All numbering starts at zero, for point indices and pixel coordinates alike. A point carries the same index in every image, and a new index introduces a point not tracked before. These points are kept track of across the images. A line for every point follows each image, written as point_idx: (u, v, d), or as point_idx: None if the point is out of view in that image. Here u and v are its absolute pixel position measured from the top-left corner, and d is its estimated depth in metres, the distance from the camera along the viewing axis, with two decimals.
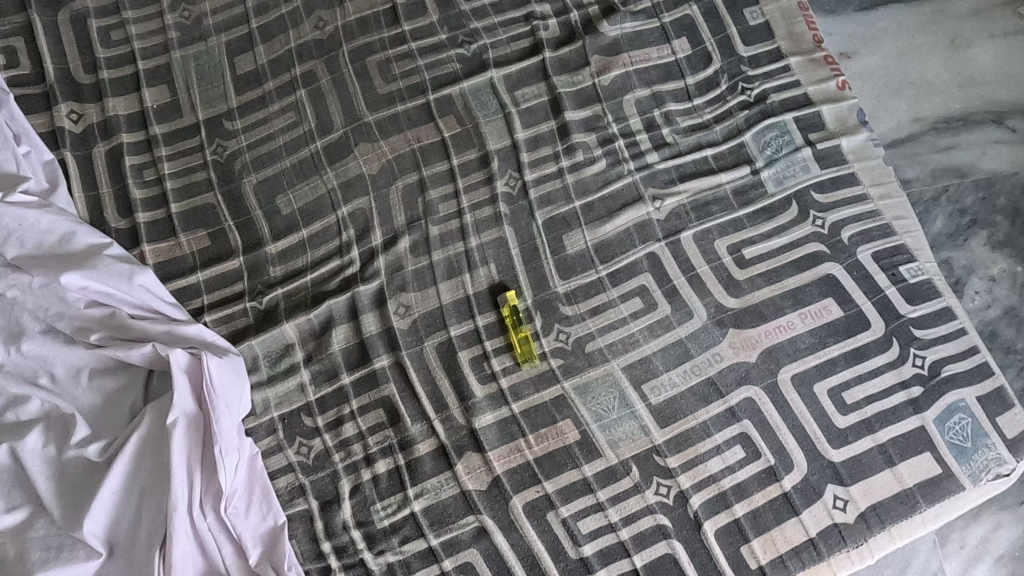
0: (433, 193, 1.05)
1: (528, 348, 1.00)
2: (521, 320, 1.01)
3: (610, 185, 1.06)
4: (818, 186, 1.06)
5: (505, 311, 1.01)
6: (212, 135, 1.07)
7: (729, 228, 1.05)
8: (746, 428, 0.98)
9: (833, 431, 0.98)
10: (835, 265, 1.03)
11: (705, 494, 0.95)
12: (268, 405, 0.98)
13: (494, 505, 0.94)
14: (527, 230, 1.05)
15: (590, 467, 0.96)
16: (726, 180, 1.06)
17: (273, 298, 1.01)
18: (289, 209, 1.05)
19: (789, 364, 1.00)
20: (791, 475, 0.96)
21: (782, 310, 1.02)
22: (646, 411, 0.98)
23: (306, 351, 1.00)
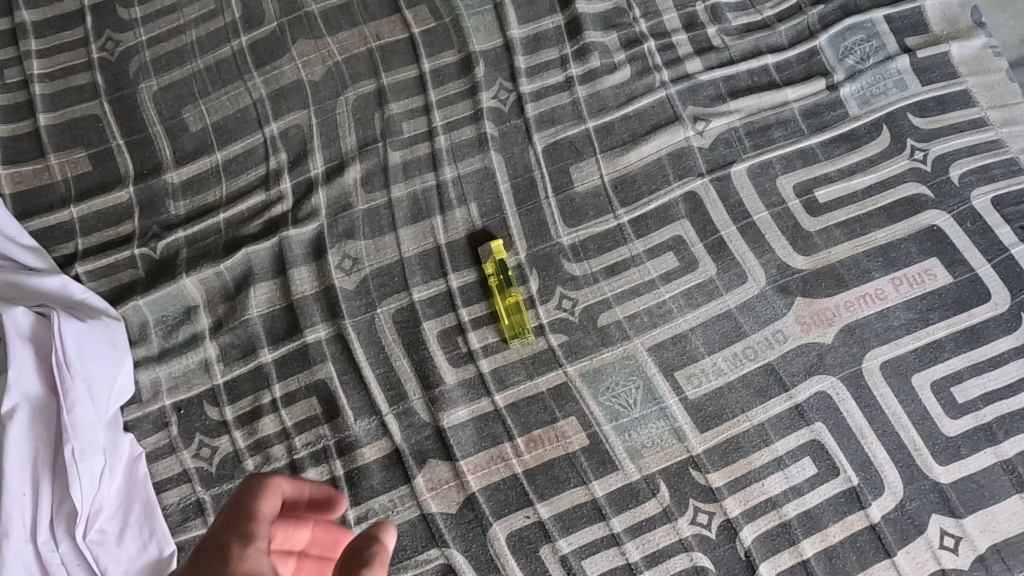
0: (395, 107, 0.78)
1: (516, 320, 0.73)
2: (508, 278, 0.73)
3: (636, 101, 0.78)
4: (919, 107, 0.78)
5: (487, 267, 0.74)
6: (101, 26, 0.80)
7: (796, 161, 0.77)
8: (819, 434, 0.70)
9: (940, 442, 0.70)
10: (941, 214, 0.75)
11: (760, 526, 0.68)
12: (158, 389, 0.71)
13: (467, 535, 0.68)
14: (521, 160, 0.77)
15: (601, 485, 0.69)
16: (793, 97, 0.79)
17: (172, 244, 0.74)
18: (200, 125, 0.77)
19: (878, 347, 0.72)
20: (881, 501, 0.68)
21: (868, 274, 0.74)
22: (680, 409, 0.71)
23: (214, 317, 0.73)
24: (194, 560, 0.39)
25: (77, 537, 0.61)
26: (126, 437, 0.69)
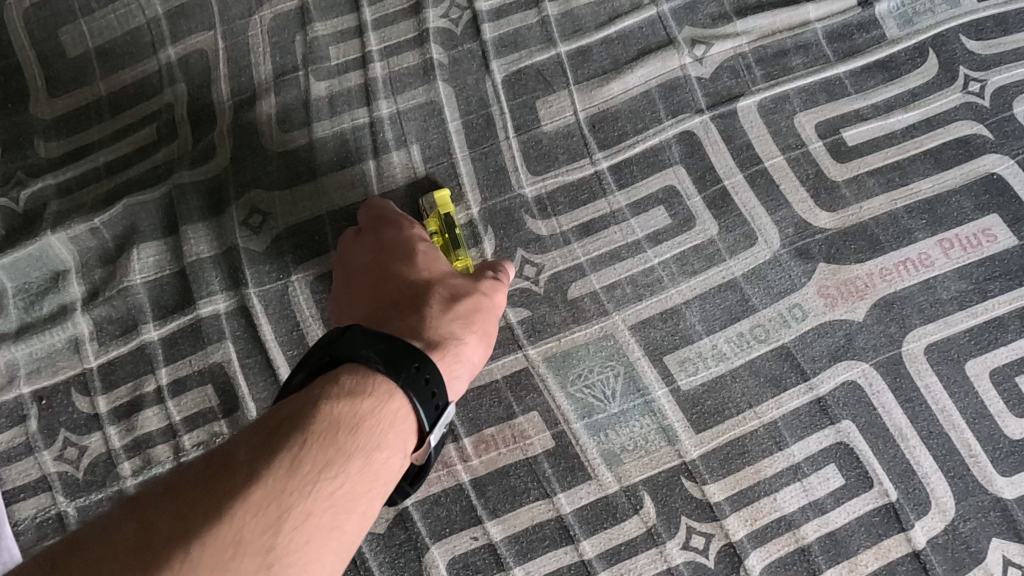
0: (321, 29, 0.63)
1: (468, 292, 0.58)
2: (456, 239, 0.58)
3: (619, 21, 0.63)
4: (974, 27, 0.62)
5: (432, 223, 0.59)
6: None
7: (820, 95, 0.62)
8: (847, 436, 0.55)
9: (1002, 446, 0.55)
10: (1002, 160, 0.60)
11: (772, 553, 0.53)
12: (14, 374, 0.56)
13: (398, 561, 0.53)
14: (476, 93, 0.62)
15: (569, 499, 0.54)
16: (816, 16, 0.63)
17: (40, 194, 0.60)
18: (81, 50, 0.63)
19: (922, 326, 0.57)
20: (929, 523, 0.53)
21: (909, 235, 0.59)
22: (670, 402, 0.56)
23: (89, 284, 0.58)
24: (375, 239, 0.55)
25: None
26: None
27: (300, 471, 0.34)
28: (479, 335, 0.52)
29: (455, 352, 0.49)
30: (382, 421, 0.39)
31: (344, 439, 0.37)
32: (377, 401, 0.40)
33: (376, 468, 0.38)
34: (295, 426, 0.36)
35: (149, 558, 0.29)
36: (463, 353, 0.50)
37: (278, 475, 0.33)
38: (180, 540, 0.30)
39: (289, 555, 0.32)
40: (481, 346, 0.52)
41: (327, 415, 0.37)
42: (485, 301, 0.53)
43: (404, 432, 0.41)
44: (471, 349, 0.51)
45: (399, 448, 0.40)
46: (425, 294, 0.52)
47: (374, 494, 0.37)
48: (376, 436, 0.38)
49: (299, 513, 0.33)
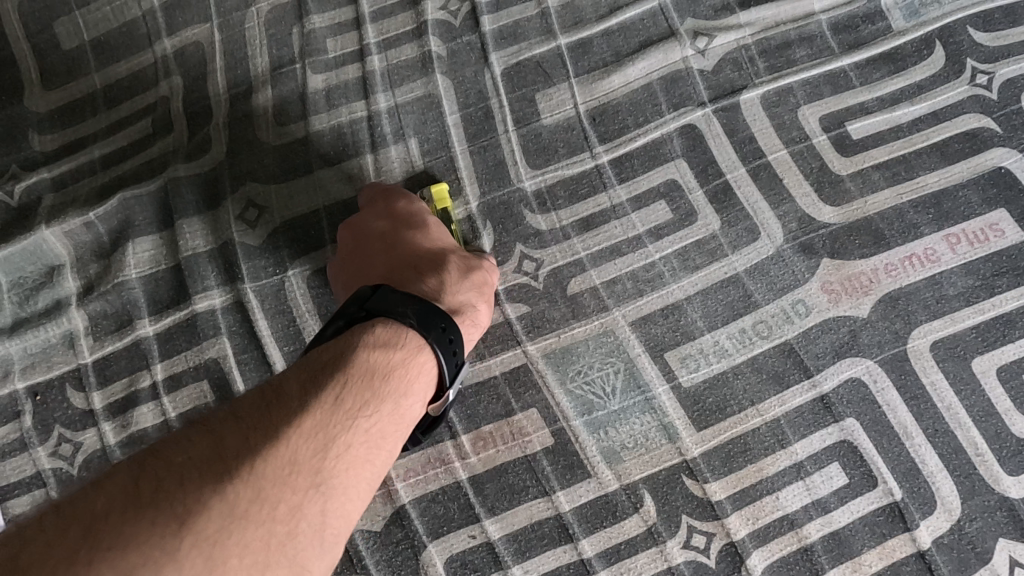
0: (318, 21, 0.62)
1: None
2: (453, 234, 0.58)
3: (620, 12, 0.62)
4: (982, 19, 0.61)
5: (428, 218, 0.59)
6: None
7: (824, 87, 0.61)
8: (851, 434, 0.54)
9: (1009, 445, 0.54)
10: (1010, 154, 0.59)
11: (775, 552, 0.52)
12: (9, 370, 0.56)
13: (394, 558, 0.53)
14: (475, 85, 0.61)
15: (568, 497, 0.54)
16: (821, 8, 0.62)
17: (34, 187, 0.59)
18: (76, 42, 0.62)
19: (928, 323, 0.56)
20: (934, 522, 0.52)
21: (915, 230, 0.58)
22: (671, 399, 0.55)
23: (84, 279, 0.58)
24: (391, 209, 0.55)
25: None
26: None
27: (341, 408, 0.38)
28: (490, 305, 0.54)
29: (471, 319, 0.52)
30: (410, 372, 0.43)
31: (379, 384, 0.40)
32: (407, 353, 0.44)
33: (403, 413, 0.42)
34: (337, 370, 0.39)
35: (221, 466, 0.32)
36: (476, 319, 0.53)
37: (324, 408, 0.37)
38: (247, 453, 0.33)
39: (335, 476, 0.36)
40: (489, 316, 0.55)
41: (364, 362, 0.41)
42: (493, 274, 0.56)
43: (427, 384, 0.45)
44: (482, 317, 0.54)
45: (424, 398, 0.44)
46: (440, 261, 0.53)
47: (399, 436, 0.41)
48: (405, 385, 0.42)
49: (342, 442, 0.37)
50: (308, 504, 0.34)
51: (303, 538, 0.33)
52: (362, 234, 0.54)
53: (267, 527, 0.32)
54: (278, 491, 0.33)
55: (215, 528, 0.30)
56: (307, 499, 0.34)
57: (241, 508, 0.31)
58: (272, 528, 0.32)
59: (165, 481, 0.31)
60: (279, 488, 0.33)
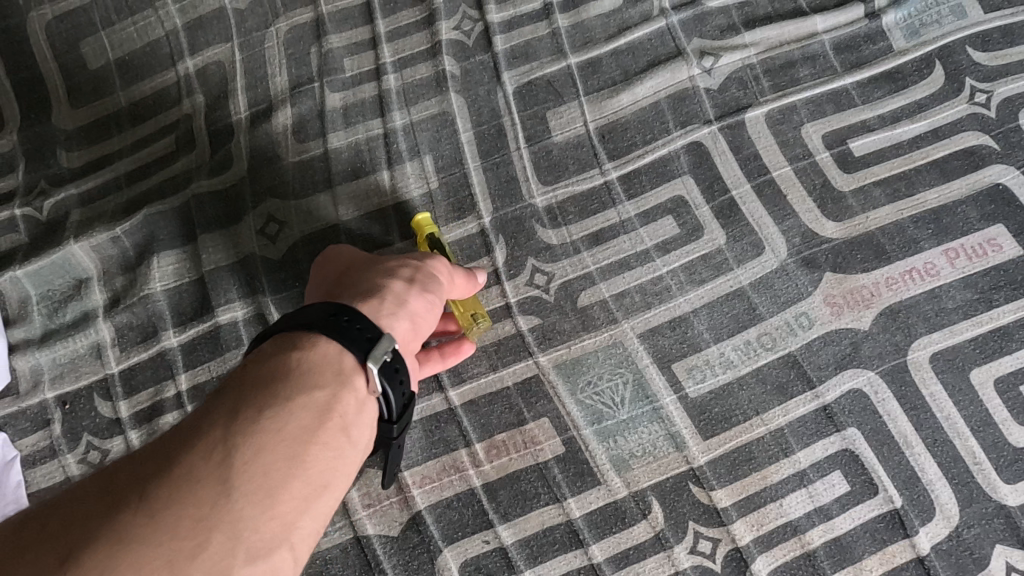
0: (336, 41, 0.64)
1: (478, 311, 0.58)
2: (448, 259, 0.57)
3: (628, 32, 0.64)
4: (980, 39, 0.63)
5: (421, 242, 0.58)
6: None
7: (827, 105, 0.62)
8: (853, 443, 0.56)
9: (1006, 454, 0.55)
10: (1007, 170, 0.60)
11: (778, 557, 0.54)
12: (39, 380, 0.58)
13: (410, 563, 0.55)
14: (488, 103, 0.63)
15: (579, 504, 0.55)
16: (824, 28, 0.64)
17: (62, 203, 0.61)
18: (101, 62, 0.64)
19: (927, 335, 0.58)
20: (932, 528, 0.54)
21: (915, 244, 0.60)
22: (678, 410, 0.57)
23: (110, 291, 0.60)
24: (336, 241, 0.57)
25: None
26: None
27: (237, 418, 0.35)
28: (417, 288, 0.50)
29: (387, 300, 0.47)
30: (318, 363, 0.39)
31: (283, 382, 0.37)
32: (310, 348, 0.40)
33: (327, 403, 0.38)
34: (237, 386, 0.37)
35: (106, 503, 0.31)
36: (398, 299, 0.48)
37: (220, 426, 0.34)
38: (134, 484, 0.31)
39: (243, 486, 0.33)
40: (420, 298, 0.49)
41: (260, 370, 0.38)
42: (421, 264, 0.52)
43: (349, 370, 0.40)
44: (406, 297, 0.49)
45: (349, 383, 0.40)
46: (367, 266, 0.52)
47: (330, 427, 0.37)
48: (317, 375, 0.39)
49: (246, 447, 0.34)
50: (214, 514, 0.31)
51: (215, 549, 0.31)
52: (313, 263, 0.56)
53: (163, 546, 0.29)
54: (175, 508, 0.31)
55: (95, 559, 0.28)
56: (210, 516, 0.31)
57: (129, 535, 0.29)
58: (172, 545, 0.30)
59: (48, 527, 0.30)
60: (173, 505, 0.31)
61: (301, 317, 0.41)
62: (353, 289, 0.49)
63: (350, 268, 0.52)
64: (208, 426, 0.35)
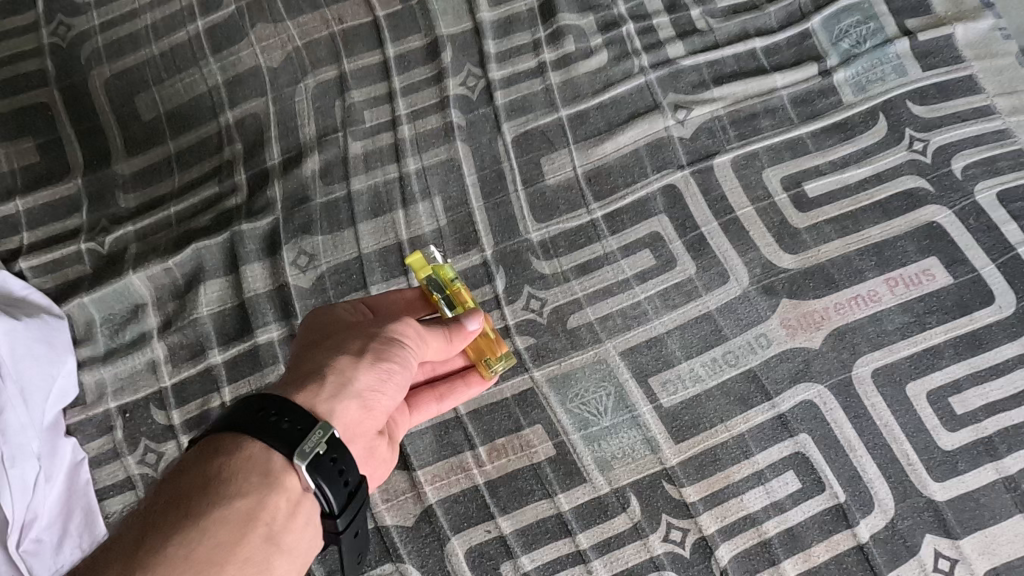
0: (357, 96, 0.74)
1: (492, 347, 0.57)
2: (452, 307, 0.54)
3: (612, 88, 0.73)
4: (919, 94, 0.72)
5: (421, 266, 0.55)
6: (52, 9, 0.76)
7: (784, 153, 0.72)
8: (804, 446, 0.65)
9: (936, 456, 0.64)
10: (940, 210, 0.70)
11: (739, 544, 0.63)
12: (104, 392, 0.67)
13: (423, 550, 0.64)
14: (490, 150, 0.72)
15: (568, 498, 0.65)
16: (782, 84, 0.73)
17: (121, 239, 0.71)
18: (153, 114, 0.74)
19: (869, 354, 0.67)
20: (871, 520, 0.63)
21: (860, 274, 0.69)
22: (654, 418, 0.66)
23: (163, 315, 0.69)
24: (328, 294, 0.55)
25: (9, 548, 0.56)
26: (66, 442, 0.64)
27: (142, 546, 0.34)
28: (369, 363, 0.46)
29: (330, 380, 0.44)
30: (238, 470, 0.38)
31: (199, 497, 0.36)
32: (234, 454, 0.39)
33: (248, 513, 0.37)
34: (156, 507, 0.36)
35: None
36: (344, 376, 0.45)
37: (123, 559, 0.33)
38: None
39: None
40: (370, 376, 0.46)
41: (177, 487, 0.37)
42: (385, 332, 0.48)
43: (277, 471, 0.39)
44: (354, 374, 0.45)
45: (277, 485, 0.38)
46: (334, 331, 0.49)
47: (249, 543, 0.36)
48: (237, 483, 0.37)
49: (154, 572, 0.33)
50: None
51: None
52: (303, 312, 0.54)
53: None
54: None
55: None
56: None
57: None
58: None
59: None
60: None
61: (227, 418, 0.40)
62: (307, 360, 0.46)
63: (322, 329, 0.50)
64: (115, 557, 0.34)
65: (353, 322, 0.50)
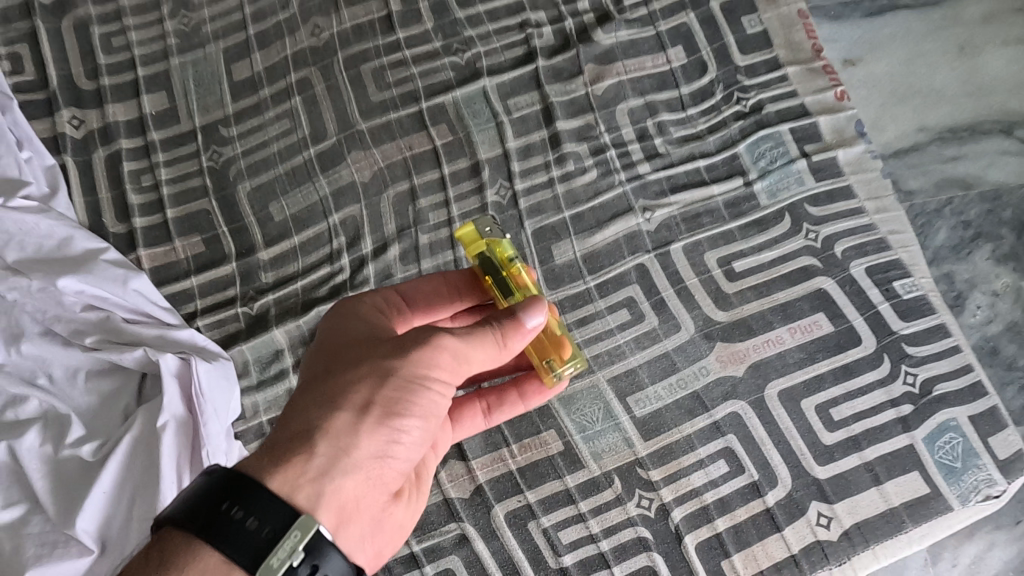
0: (424, 202, 1.06)
1: (561, 350, 0.71)
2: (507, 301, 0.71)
3: (600, 195, 1.06)
4: (812, 199, 1.05)
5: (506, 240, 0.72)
6: (208, 142, 1.09)
7: (719, 241, 1.04)
8: (731, 443, 0.97)
9: (819, 448, 0.96)
10: (827, 280, 1.02)
11: (687, 507, 0.95)
12: (257, 409, 0.99)
13: (477, 513, 0.96)
14: (516, 239, 1.04)
15: (573, 478, 0.96)
16: (718, 191, 1.06)
17: (264, 304, 1.03)
18: (282, 216, 1.06)
19: (776, 379, 0.99)
20: (775, 492, 0.95)
21: (771, 325, 1.01)
22: (630, 424, 0.98)
23: (295, 356, 1.00)
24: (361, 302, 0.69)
25: None
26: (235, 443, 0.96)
27: None
28: (372, 423, 0.59)
29: (335, 445, 0.58)
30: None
31: None
32: (194, 559, 0.49)
33: None
34: None
35: None
36: (345, 443, 0.58)
37: None
38: None
39: None
40: (371, 436, 0.59)
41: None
42: (397, 376, 0.60)
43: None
44: (356, 438, 0.59)
45: None
46: (352, 365, 0.62)
47: None
48: None
49: None
50: None
51: None
52: (348, 306, 0.69)
53: None
54: None
55: None
56: None
57: None
58: None
59: None
60: None
61: (194, 522, 0.50)
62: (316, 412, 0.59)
63: (348, 352, 0.63)
64: None
65: (376, 349, 0.62)
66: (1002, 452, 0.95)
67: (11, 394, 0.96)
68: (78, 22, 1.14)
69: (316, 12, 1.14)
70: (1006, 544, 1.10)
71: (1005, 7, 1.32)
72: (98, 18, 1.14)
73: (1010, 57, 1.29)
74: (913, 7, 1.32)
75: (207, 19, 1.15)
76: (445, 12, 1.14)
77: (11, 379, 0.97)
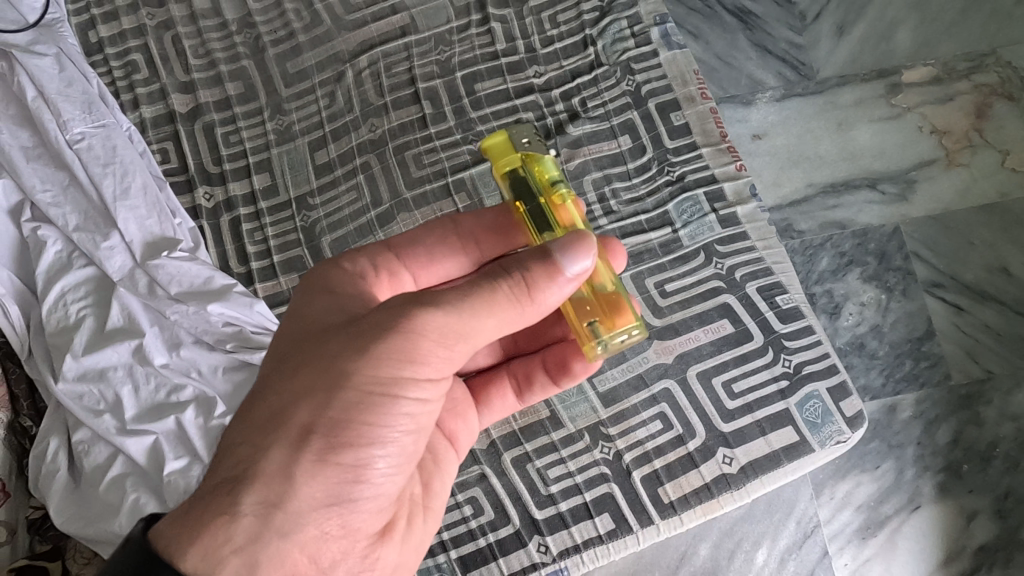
0: None
1: (616, 315, 0.87)
2: (545, 216, 0.92)
3: None
4: (719, 241, 1.51)
5: (548, 162, 0.93)
6: (300, 208, 1.58)
7: (656, 270, 1.51)
8: (664, 409, 1.42)
9: (725, 411, 1.41)
10: (729, 295, 1.47)
11: (634, 452, 1.40)
12: None
13: (492, 459, 1.41)
14: None
15: (557, 434, 1.42)
16: (654, 236, 1.53)
17: None
18: None
19: (695, 364, 1.44)
20: (694, 441, 1.39)
21: (691, 327, 1.46)
22: (595, 396, 1.44)
23: None
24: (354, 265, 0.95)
25: None
26: None
27: None
28: (315, 455, 0.77)
29: (276, 485, 0.77)
30: None
31: None
32: None
33: None
34: None
35: None
36: (287, 485, 0.77)
37: None
38: None
39: None
40: (316, 466, 0.77)
41: None
42: (349, 386, 0.78)
43: None
44: (300, 475, 0.77)
45: None
46: (302, 390, 0.79)
47: None
48: None
49: None
50: None
51: None
52: (334, 281, 0.92)
53: None
54: None
55: None
56: None
57: None
58: None
59: None
60: None
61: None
62: (259, 458, 0.77)
63: (303, 361, 0.81)
64: None
65: (334, 352, 0.79)
66: (848, 411, 1.38)
67: (173, 383, 1.38)
68: (206, 125, 1.65)
69: (372, 115, 1.63)
70: (870, 482, 1.54)
71: (872, 93, 1.79)
72: (219, 122, 1.66)
73: (874, 131, 1.76)
74: (804, 94, 1.80)
75: (295, 121, 1.65)
76: (463, 113, 1.62)
77: (173, 373, 1.40)
